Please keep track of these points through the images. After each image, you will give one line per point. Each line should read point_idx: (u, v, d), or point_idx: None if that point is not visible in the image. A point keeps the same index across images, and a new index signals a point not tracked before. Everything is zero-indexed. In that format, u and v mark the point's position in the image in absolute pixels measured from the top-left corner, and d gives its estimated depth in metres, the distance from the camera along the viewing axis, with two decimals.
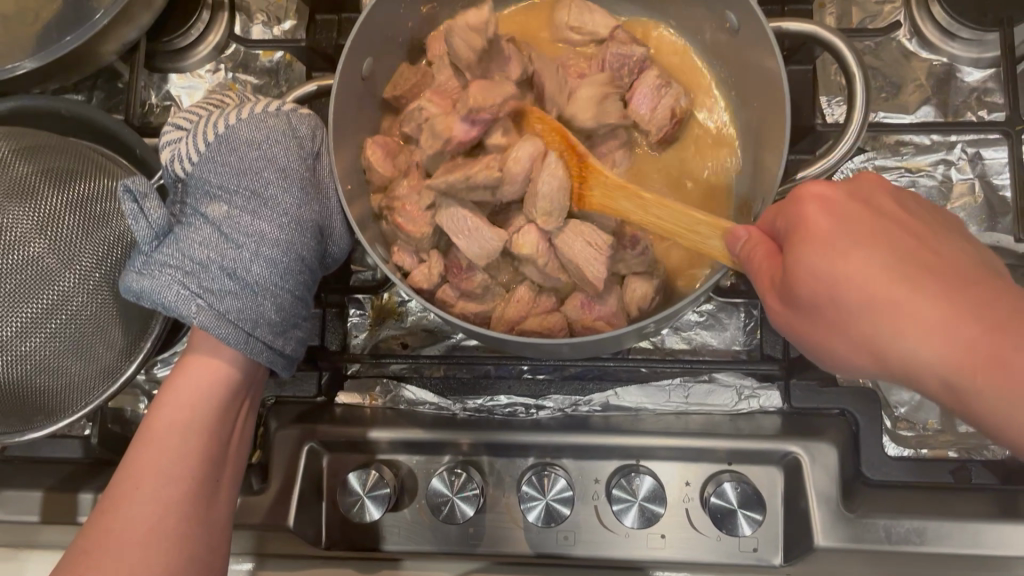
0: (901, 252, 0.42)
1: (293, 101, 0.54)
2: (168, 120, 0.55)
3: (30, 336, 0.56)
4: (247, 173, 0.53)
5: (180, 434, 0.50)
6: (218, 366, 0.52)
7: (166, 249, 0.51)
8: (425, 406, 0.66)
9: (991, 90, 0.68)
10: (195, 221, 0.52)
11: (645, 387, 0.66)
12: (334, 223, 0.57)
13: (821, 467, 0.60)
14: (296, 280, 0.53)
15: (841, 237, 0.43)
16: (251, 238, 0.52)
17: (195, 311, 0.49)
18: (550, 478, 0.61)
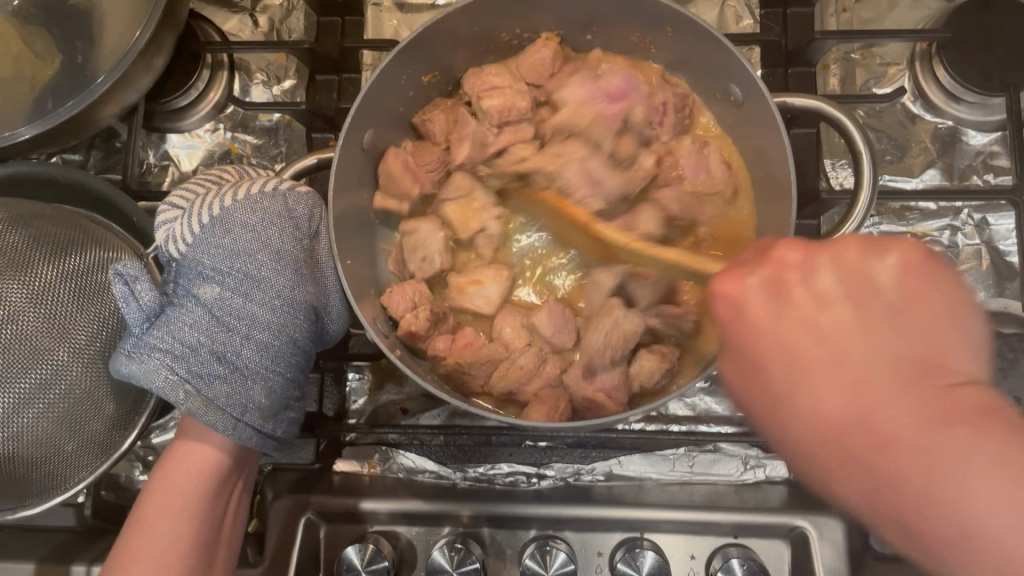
0: (865, 353, 0.34)
1: (290, 177, 0.54)
2: (165, 199, 0.54)
3: (22, 415, 0.55)
4: (240, 254, 0.52)
5: (173, 521, 0.49)
6: (208, 452, 0.51)
7: (156, 331, 0.50)
8: (426, 474, 0.67)
9: (997, 153, 0.68)
10: (187, 301, 0.52)
11: (647, 456, 0.66)
12: (330, 301, 0.57)
13: (829, 543, 0.59)
14: (288, 362, 0.53)
15: (805, 334, 0.36)
16: (243, 321, 0.51)
17: (182, 398, 0.48)
18: (552, 554, 0.59)
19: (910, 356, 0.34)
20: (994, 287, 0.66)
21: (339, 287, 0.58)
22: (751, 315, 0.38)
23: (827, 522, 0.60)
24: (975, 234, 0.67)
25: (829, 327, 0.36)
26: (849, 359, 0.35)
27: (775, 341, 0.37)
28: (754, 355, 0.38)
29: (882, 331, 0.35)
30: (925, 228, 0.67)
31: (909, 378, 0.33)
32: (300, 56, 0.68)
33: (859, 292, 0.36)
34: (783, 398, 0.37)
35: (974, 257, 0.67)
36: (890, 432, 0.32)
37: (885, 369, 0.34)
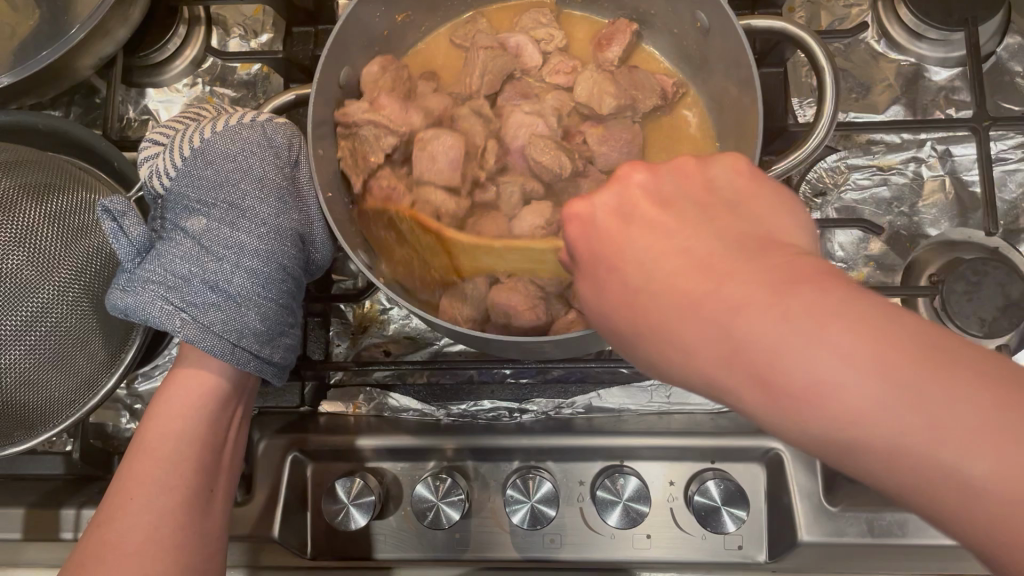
0: (797, 362, 0.30)
1: (270, 110, 0.58)
2: (147, 136, 0.58)
3: (8, 350, 0.56)
4: (224, 187, 0.57)
5: (172, 443, 0.52)
6: (207, 376, 0.55)
7: (149, 265, 0.54)
8: (410, 412, 0.67)
9: (958, 89, 0.70)
10: (176, 236, 0.55)
11: (627, 389, 0.67)
12: (314, 231, 0.60)
13: (802, 463, 0.61)
14: (278, 288, 0.57)
15: (732, 320, 0.33)
16: (232, 250, 0.55)
17: (178, 325, 0.52)
18: (535, 481, 0.61)
19: (807, 387, 0.30)
20: (958, 217, 0.68)
21: (322, 218, 0.62)
22: (609, 219, 0.40)
23: (801, 447, 0.62)
24: (938, 166, 0.69)
25: (733, 334, 0.33)
26: (806, 407, 0.31)
27: (647, 280, 0.38)
28: (628, 288, 0.39)
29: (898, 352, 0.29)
30: (889, 161, 0.69)
31: (802, 282, 0.32)
32: (277, 6, 0.69)
33: (732, 250, 0.35)
34: (651, 347, 0.38)
35: (938, 189, 0.69)
36: (897, 459, 0.30)
37: (857, 438, 0.30)
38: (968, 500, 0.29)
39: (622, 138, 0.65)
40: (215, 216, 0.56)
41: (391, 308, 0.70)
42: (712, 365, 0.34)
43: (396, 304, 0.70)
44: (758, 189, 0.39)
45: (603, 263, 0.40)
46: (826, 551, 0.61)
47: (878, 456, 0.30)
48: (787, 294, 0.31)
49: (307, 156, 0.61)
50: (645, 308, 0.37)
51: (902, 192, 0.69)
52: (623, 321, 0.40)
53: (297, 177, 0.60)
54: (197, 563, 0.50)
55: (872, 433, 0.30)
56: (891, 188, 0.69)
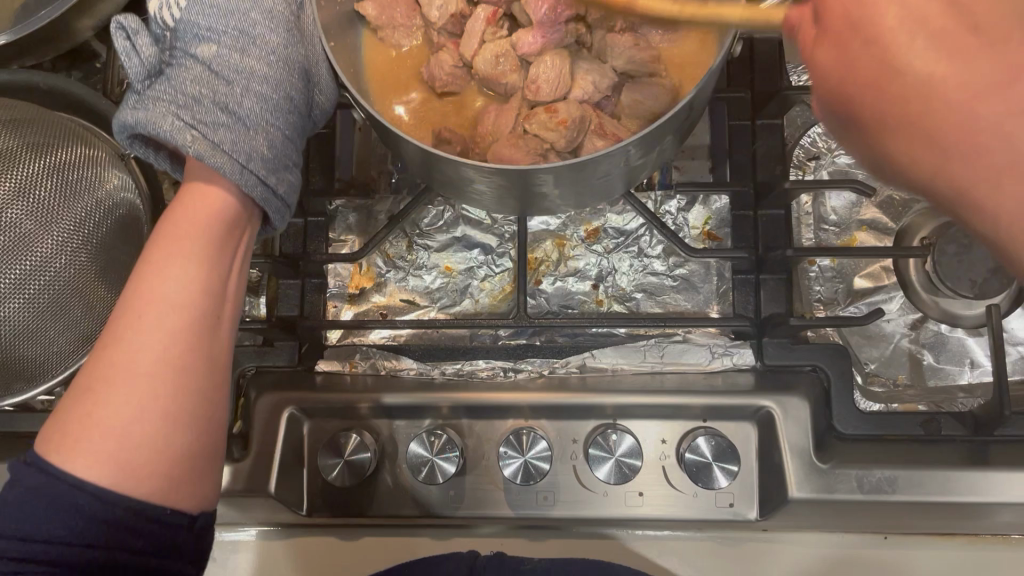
0: (992, 135, 0.33)
1: None
2: None
3: (9, 301, 0.57)
4: (233, 15, 0.56)
5: (179, 262, 0.48)
6: (218, 196, 0.51)
7: (160, 87, 0.52)
8: (407, 371, 0.67)
9: None
10: (185, 61, 0.54)
11: (620, 348, 0.67)
12: (320, 70, 0.60)
13: (793, 421, 0.62)
14: (284, 120, 0.56)
15: (949, 117, 0.35)
16: (242, 75, 0.54)
17: (191, 141, 0.49)
18: (528, 438, 0.62)
19: (998, 159, 0.33)
20: None
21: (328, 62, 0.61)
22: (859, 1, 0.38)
23: (791, 403, 0.62)
24: None
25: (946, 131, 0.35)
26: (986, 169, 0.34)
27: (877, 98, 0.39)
28: (846, 78, 0.40)
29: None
30: None
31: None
32: None
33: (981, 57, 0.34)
34: (873, 134, 0.40)
35: None
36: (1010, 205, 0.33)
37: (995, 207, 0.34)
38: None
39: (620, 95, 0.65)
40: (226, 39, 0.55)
41: (388, 272, 0.71)
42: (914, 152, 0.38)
43: (394, 267, 0.71)
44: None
45: (855, 49, 0.39)
46: (817, 508, 0.61)
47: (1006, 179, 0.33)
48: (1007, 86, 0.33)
49: None
50: (869, 105, 0.39)
51: None
52: (848, 107, 0.41)
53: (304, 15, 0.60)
54: (197, 409, 0.47)
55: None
56: None
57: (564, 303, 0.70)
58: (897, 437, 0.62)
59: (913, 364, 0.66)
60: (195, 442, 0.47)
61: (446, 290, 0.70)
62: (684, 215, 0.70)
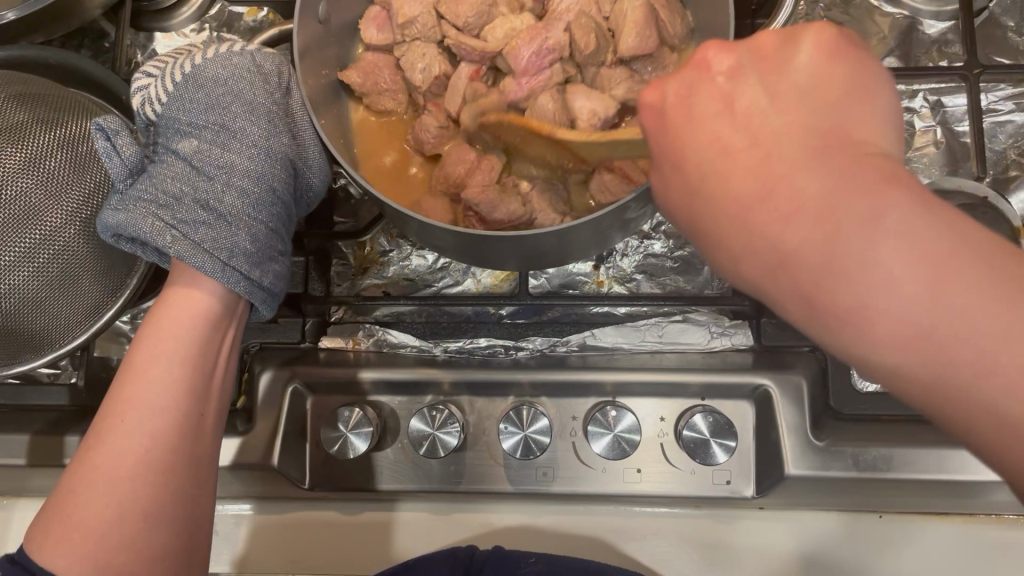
0: (850, 254, 0.34)
1: (256, 42, 0.62)
2: (140, 68, 0.62)
3: (19, 270, 0.58)
4: (214, 109, 0.60)
5: (162, 365, 0.54)
6: (197, 298, 0.56)
7: (141, 186, 0.57)
8: (408, 348, 0.68)
9: (951, 42, 0.71)
10: (169, 158, 0.59)
11: (621, 327, 0.68)
12: (308, 151, 0.64)
13: (790, 399, 0.62)
14: (268, 210, 0.60)
15: (785, 226, 0.36)
16: (222, 170, 0.58)
17: (169, 240, 0.54)
18: (528, 414, 0.63)
19: (854, 277, 0.34)
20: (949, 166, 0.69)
21: (316, 142, 0.65)
22: (674, 105, 0.41)
23: (788, 382, 0.63)
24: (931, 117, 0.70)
25: (790, 236, 0.36)
26: (853, 301, 0.34)
27: (746, 179, 0.38)
28: (692, 171, 0.40)
29: (923, 225, 0.33)
30: None
31: (867, 174, 0.35)
32: None
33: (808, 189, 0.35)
34: (709, 239, 0.41)
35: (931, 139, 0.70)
36: (884, 342, 0.34)
37: (833, 317, 0.35)
38: (927, 350, 0.33)
39: (621, 77, 0.66)
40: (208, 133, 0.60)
41: (391, 250, 0.71)
42: (793, 271, 0.36)
43: (397, 246, 0.71)
44: (840, 73, 0.38)
45: (669, 154, 0.42)
46: (813, 486, 0.62)
47: (903, 346, 0.33)
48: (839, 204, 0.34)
49: (298, 84, 0.65)
50: (720, 196, 0.39)
51: None
52: (681, 199, 0.42)
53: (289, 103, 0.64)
54: (177, 503, 0.52)
55: (892, 310, 0.33)
56: None
57: (565, 283, 0.71)
58: (893, 417, 0.63)
59: None
60: (178, 532, 0.52)
61: (448, 269, 0.71)
62: None
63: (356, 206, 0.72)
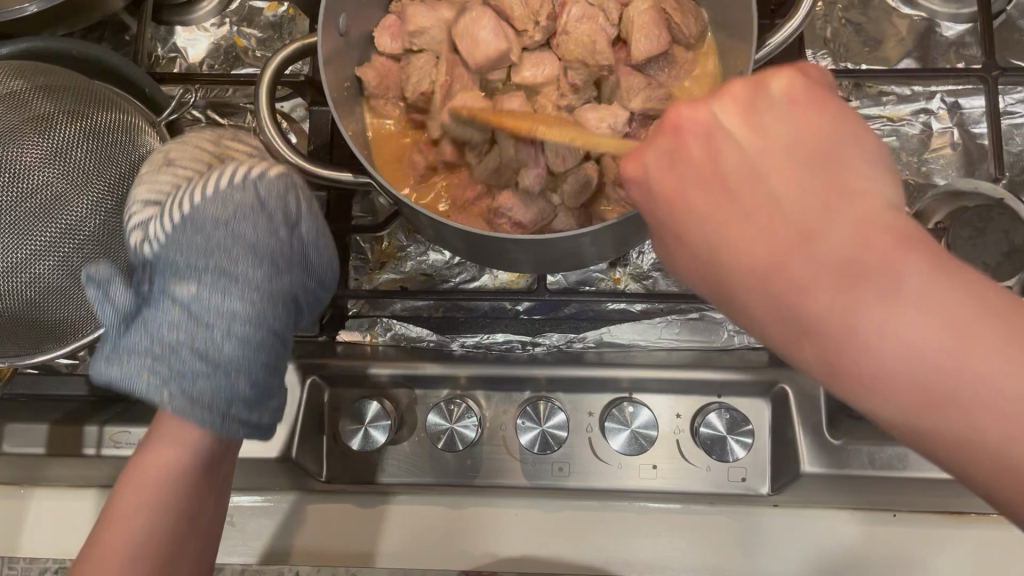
0: (865, 313, 0.34)
1: (258, 169, 0.56)
2: (144, 183, 0.58)
3: (43, 260, 0.59)
4: (212, 253, 0.55)
5: (151, 492, 0.51)
6: (190, 432, 0.53)
7: (134, 333, 0.54)
8: (425, 341, 0.69)
9: (968, 44, 0.72)
10: (164, 301, 0.55)
11: (636, 325, 0.69)
12: (314, 260, 0.60)
13: (806, 396, 0.63)
14: (264, 347, 0.56)
15: (788, 257, 0.36)
16: (222, 317, 0.55)
17: (165, 398, 0.52)
18: (545, 409, 0.63)
19: (858, 333, 0.34)
20: (965, 168, 0.70)
21: (322, 248, 0.61)
22: (662, 175, 0.42)
23: (804, 381, 0.63)
24: (947, 119, 0.71)
25: (800, 253, 0.36)
26: (913, 399, 0.33)
27: (753, 228, 0.38)
28: (705, 241, 0.40)
29: (944, 284, 0.33)
30: (899, 112, 0.71)
31: (882, 232, 0.34)
32: None
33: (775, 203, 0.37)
34: (711, 283, 0.41)
35: (947, 141, 0.70)
36: (839, 385, 0.36)
37: (835, 348, 0.35)
38: (910, 385, 0.33)
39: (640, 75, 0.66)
40: (201, 263, 0.55)
41: (409, 245, 0.72)
42: (800, 317, 0.36)
43: (415, 241, 0.72)
44: (823, 113, 0.39)
45: (671, 224, 0.42)
46: (828, 484, 0.62)
47: (928, 402, 0.33)
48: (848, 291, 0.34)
49: (310, 202, 0.60)
50: (732, 273, 0.39)
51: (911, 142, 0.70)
52: (692, 270, 0.42)
53: (296, 235, 0.59)
54: None
55: (906, 347, 0.33)
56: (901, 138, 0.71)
57: (581, 280, 0.71)
58: None
59: None
60: None
61: (465, 265, 0.72)
62: None
63: (374, 202, 0.72)
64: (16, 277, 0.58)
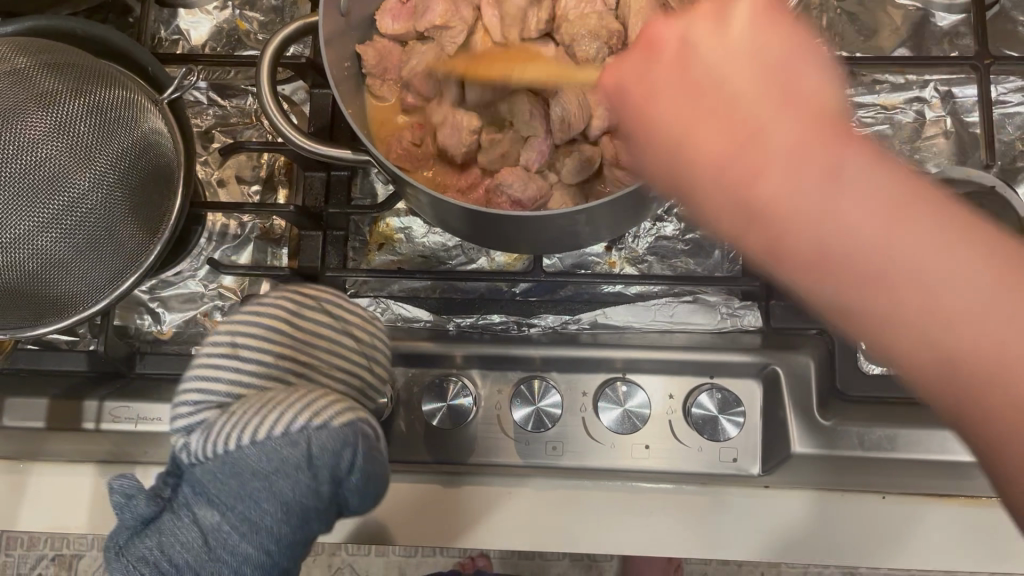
0: (868, 242, 0.37)
1: (317, 418, 0.51)
2: (209, 340, 0.54)
3: (45, 233, 0.59)
4: (241, 495, 0.51)
5: None
6: None
7: (147, 539, 0.51)
8: (422, 322, 0.70)
9: (961, 34, 0.73)
10: (186, 515, 0.52)
11: (631, 307, 0.69)
12: (348, 497, 0.54)
13: (795, 378, 0.64)
14: (288, 555, 0.53)
15: (794, 225, 0.38)
16: (232, 554, 0.51)
17: None
18: (540, 388, 0.65)
19: (927, 302, 0.36)
20: (957, 156, 0.71)
21: (378, 473, 0.55)
22: (671, 112, 0.42)
23: (795, 362, 0.64)
24: (940, 107, 0.72)
25: (806, 191, 0.37)
26: (916, 320, 0.37)
27: (726, 155, 0.40)
28: (671, 142, 0.42)
29: (949, 228, 0.36)
30: (893, 100, 0.72)
31: (852, 148, 0.38)
32: None
33: (829, 176, 0.37)
34: (724, 232, 0.41)
35: (940, 129, 0.71)
36: (901, 344, 0.38)
37: (853, 282, 0.37)
38: (939, 319, 0.36)
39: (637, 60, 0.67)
40: (236, 520, 0.51)
41: (407, 227, 0.73)
42: (789, 258, 0.39)
43: (414, 224, 0.73)
44: (785, 48, 0.40)
45: (670, 150, 0.42)
46: (818, 464, 0.63)
47: (946, 373, 0.37)
48: (910, 252, 0.36)
49: (365, 451, 0.53)
50: (705, 191, 0.41)
51: (905, 131, 0.71)
52: (663, 176, 0.43)
53: (332, 484, 0.52)
54: None
55: (938, 300, 0.36)
56: (895, 127, 0.72)
57: (578, 263, 0.72)
58: (901, 399, 0.63)
59: None
60: None
61: (463, 248, 0.72)
62: None
63: (373, 185, 0.74)
64: (18, 250, 0.59)
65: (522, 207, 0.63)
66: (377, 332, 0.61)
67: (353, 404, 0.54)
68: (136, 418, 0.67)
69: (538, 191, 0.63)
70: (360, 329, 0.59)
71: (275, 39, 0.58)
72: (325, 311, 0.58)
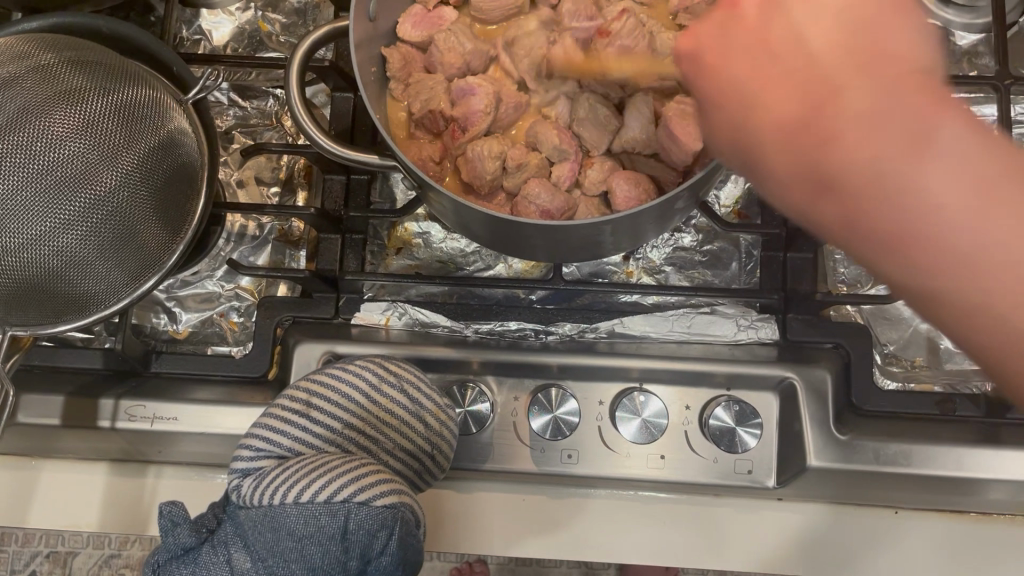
0: (892, 175, 0.36)
1: (365, 494, 0.51)
2: (284, 394, 0.58)
3: (70, 230, 0.59)
4: (279, 547, 0.50)
5: None
6: None
7: (183, 567, 0.51)
8: (439, 327, 0.70)
9: (980, 54, 0.74)
10: (221, 552, 0.51)
11: (649, 316, 0.69)
12: None
13: (814, 393, 0.64)
14: None
15: (833, 134, 0.37)
16: None
17: None
18: (558, 396, 0.66)
19: (924, 198, 0.36)
20: None
21: (401, 565, 0.52)
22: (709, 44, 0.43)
23: (813, 375, 0.64)
24: None
25: (845, 136, 0.37)
26: (897, 234, 0.37)
27: (788, 103, 0.39)
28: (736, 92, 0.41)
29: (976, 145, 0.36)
30: None
31: (922, 101, 0.36)
32: None
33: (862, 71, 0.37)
34: (731, 137, 0.43)
35: None
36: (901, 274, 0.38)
37: (881, 232, 0.38)
38: (955, 265, 0.36)
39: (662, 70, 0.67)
40: (263, 572, 0.50)
41: (425, 231, 0.73)
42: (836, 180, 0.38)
43: (432, 229, 0.73)
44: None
45: (714, 92, 0.43)
46: (834, 478, 0.63)
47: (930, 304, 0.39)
48: (923, 160, 0.36)
49: (404, 539, 0.52)
50: (761, 128, 0.40)
51: None
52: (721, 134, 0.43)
53: (366, 562, 0.51)
54: None
55: (951, 235, 0.36)
56: None
57: (595, 271, 0.72)
58: (912, 415, 0.64)
59: (931, 349, 0.69)
60: None
61: (481, 254, 0.73)
62: (717, 192, 0.73)
63: (393, 190, 0.74)
64: (42, 247, 0.59)
65: (550, 217, 0.63)
66: (446, 424, 0.61)
67: (402, 488, 0.54)
68: (151, 418, 0.66)
69: (564, 201, 0.64)
70: (430, 416, 0.60)
71: (308, 41, 0.59)
72: (403, 391, 0.60)
